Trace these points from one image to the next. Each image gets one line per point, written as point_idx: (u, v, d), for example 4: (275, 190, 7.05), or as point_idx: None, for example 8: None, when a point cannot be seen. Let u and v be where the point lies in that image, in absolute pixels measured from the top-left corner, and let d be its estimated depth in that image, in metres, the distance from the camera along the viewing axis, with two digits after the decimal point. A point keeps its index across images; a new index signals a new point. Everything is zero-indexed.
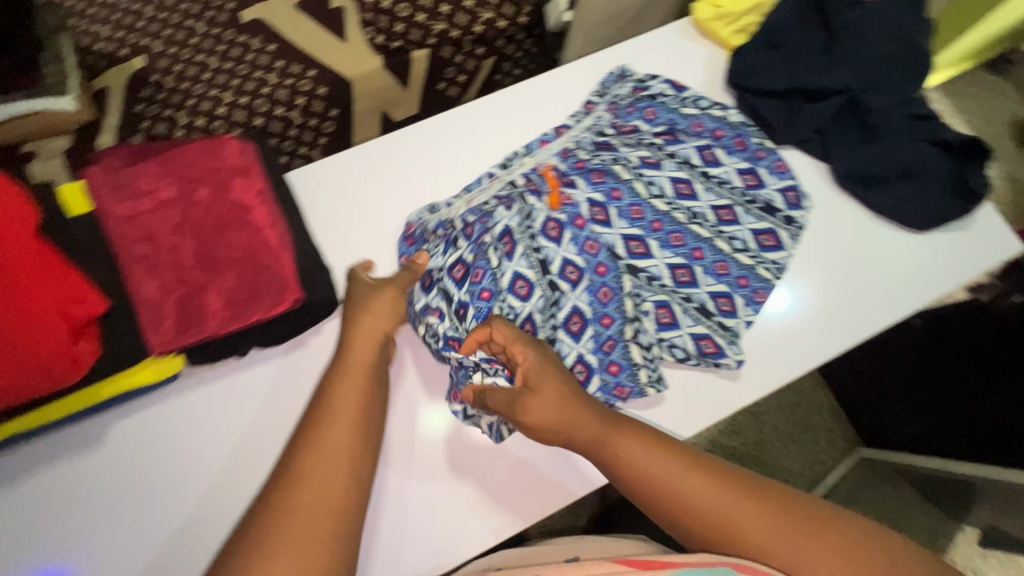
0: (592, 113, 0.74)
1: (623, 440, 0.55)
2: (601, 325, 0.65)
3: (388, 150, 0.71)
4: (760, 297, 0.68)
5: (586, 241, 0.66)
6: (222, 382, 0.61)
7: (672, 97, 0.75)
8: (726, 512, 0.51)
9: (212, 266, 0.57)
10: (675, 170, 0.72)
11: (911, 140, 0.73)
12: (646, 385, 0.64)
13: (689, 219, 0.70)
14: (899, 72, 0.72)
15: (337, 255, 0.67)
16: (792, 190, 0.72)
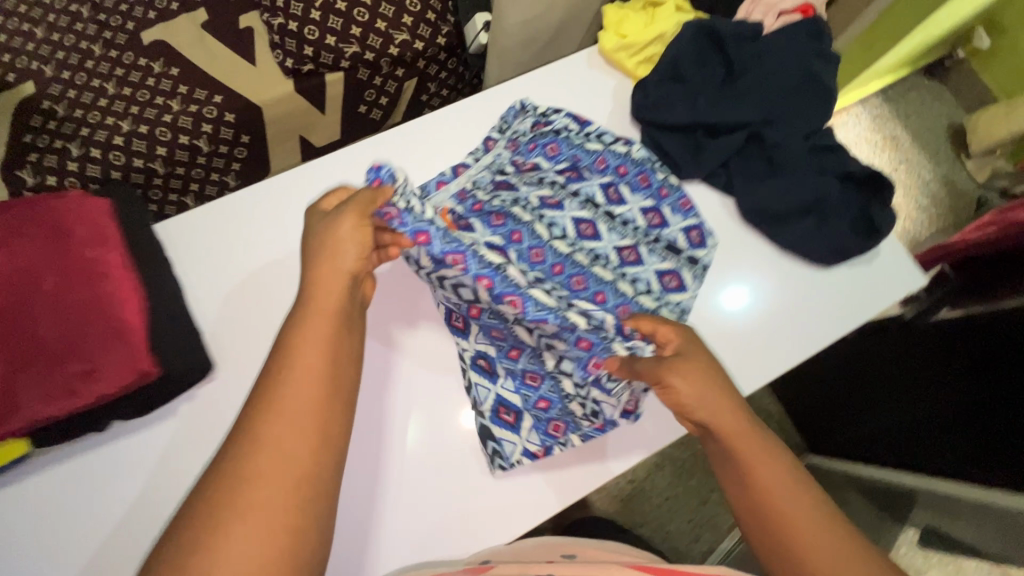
0: (493, 150, 0.71)
1: (751, 455, 0.53)
2: (509, 360, 0.66)
3: (269, 198, 0.67)
4: None
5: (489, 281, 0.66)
6: (83, 459, 0.56)
7: (576, 131, 0.73)
8: (801, 522, 0.49)
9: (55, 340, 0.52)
10: (578, 210, 0.69)
11: (815, 173, 0.72)
12: (582, 417, 0.64)
13: (591, 260, 0.67)
14: (801, 104, 0.71)
15: (215, 312, 0.63)
16: (696, 229, 0.71)
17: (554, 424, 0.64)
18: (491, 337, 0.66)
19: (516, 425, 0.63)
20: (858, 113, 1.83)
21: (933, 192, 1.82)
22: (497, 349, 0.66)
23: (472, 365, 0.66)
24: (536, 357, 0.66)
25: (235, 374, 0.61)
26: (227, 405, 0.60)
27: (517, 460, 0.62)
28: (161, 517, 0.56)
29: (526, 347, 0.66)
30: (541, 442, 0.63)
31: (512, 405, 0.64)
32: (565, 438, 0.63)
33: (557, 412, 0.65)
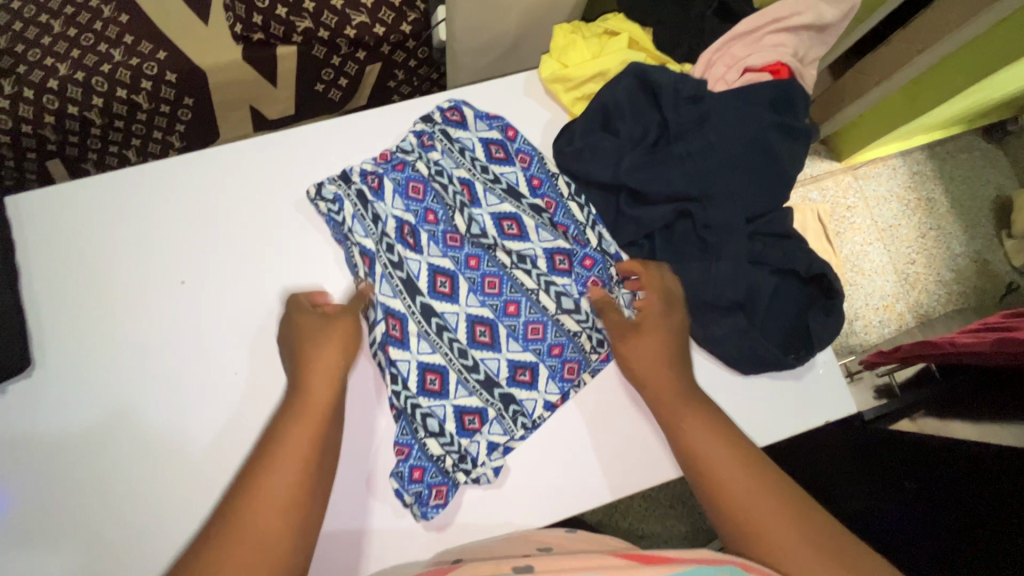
0: (401, 163, 0.63)
1: (692, 419, 0.55)
2: (509, 316, 0.61)
3: (128, 187, 0.61)
4: (568, 372, 0.61)
5: (446, 237, 0.61)
6: None
7: (480, 157, 0.64)
8: (739, 493, 0.50)
9: None
10: (498, 205, 0.63)
11: (748, 264, 0.61)
12: (590, 351, 0.61)
13: (514, 261, 0.62)
14: (746, 184, 0.60)
15: (54, 307, 0.59)
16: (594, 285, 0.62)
17: (569, 367, 0.60)
18: (487, 294, 0.61)
19: (533, 381, 0.60)
20: (896, 165, 1.57)
21: (960, 268, 1.53)
22: (490, 308, 0.60)
23: (470, 341, 0.59)
24: (535, 306, 0.61)
25: (58, 375, 0.57)
26: (45, 407, 0.56)
27: (539, 416, 0.60)
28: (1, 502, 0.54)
29: (520, 298, 0.61)
30: (558, 391, 0.60)
31: (526, 363, 0.60)
32: (579, 378, 0.61)
33: (570, 352, 0.61)
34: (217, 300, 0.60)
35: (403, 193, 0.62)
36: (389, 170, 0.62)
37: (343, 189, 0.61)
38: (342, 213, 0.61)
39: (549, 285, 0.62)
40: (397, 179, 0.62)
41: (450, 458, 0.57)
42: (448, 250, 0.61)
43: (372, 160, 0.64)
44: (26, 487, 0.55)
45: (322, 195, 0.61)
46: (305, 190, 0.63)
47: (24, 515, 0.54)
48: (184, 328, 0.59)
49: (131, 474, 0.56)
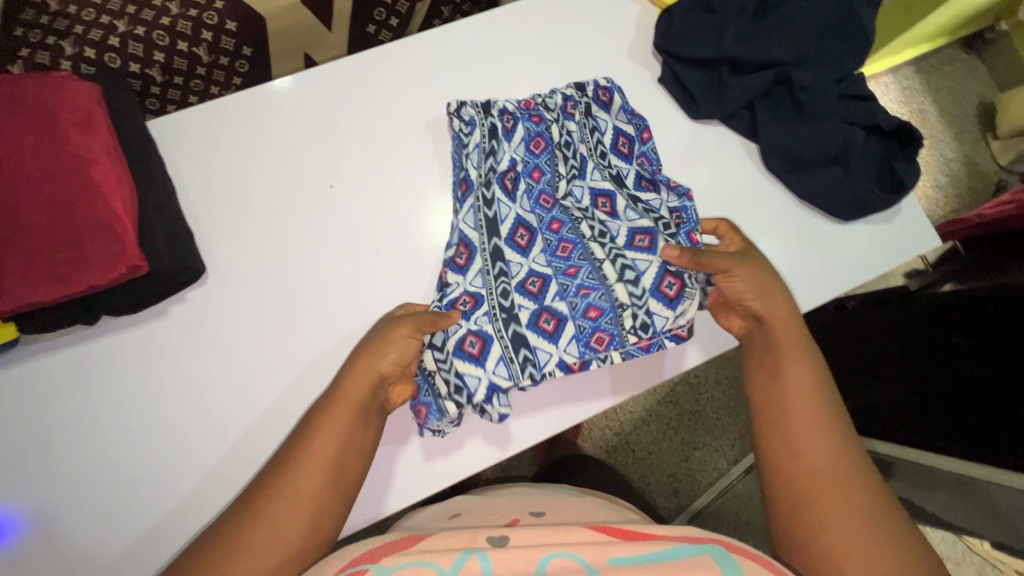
0: (540, 115, 0.66)
1: (794, 380, 0.54)
2: (566, 279, 0.62)
3: (263, 104, 0.64)
4: (595, 340, 0.61)
5: (540, 195, 0.64)
6: (131, 335, 0.59)
7: (604, 118, 0.67)
8: (822, 502, 0.48)
9: (53, 229, 0.50)
10: (599, 181, 0.66)
11: (841, 121, 0.68)
12: (628, 330, 0.61)
13: (592, 233, 0.63)
14: (835, 47, 0.67)
15: (211, 221, 0.61)
16: (669, 279, 0.61)
17: (599, 336, 0.60)
18: (556, 257, 0.62)
19: (555, 335, 0.60)
20: (886, 83, 1.64)
21: (954, 172, 1.63)
22: (552, 268, 0.62)
23: (518, 288, 0.61)
24: (596, 274, 0.61)
25: (229, 283, 0.61)
26: (222, 312, 0.60)
27: (549, 370, 0.60)
28: (200, 399, 0.58)
29: (585, 264, 0.62)
30: (579, 354, 0.60)
31: (554, 313, 0.61)
32: (607, 352, 0.61)
33: (605, 322, 0.61)
34: (365, 211, 0.64)
35: (527, 143, 0.65)
36: (526, 117, 0.66)
37: (480, 116, 0.65)
38: (470, 137, 0.64)
39: (618, 257, 0.62)
40: (530, 128, 0.65)
41: (446, 383, 0.59)
42: (537, 208, 0.64)
43: (516, 102, 0.67)
44: (217, 386, 0.59)
45: (460, 114, 0.64)
46: (443, 107, 0.68)
47: (221, 410, 0.58)
48: (340, 242, 0.63)
49: (313, 365, 0.60)
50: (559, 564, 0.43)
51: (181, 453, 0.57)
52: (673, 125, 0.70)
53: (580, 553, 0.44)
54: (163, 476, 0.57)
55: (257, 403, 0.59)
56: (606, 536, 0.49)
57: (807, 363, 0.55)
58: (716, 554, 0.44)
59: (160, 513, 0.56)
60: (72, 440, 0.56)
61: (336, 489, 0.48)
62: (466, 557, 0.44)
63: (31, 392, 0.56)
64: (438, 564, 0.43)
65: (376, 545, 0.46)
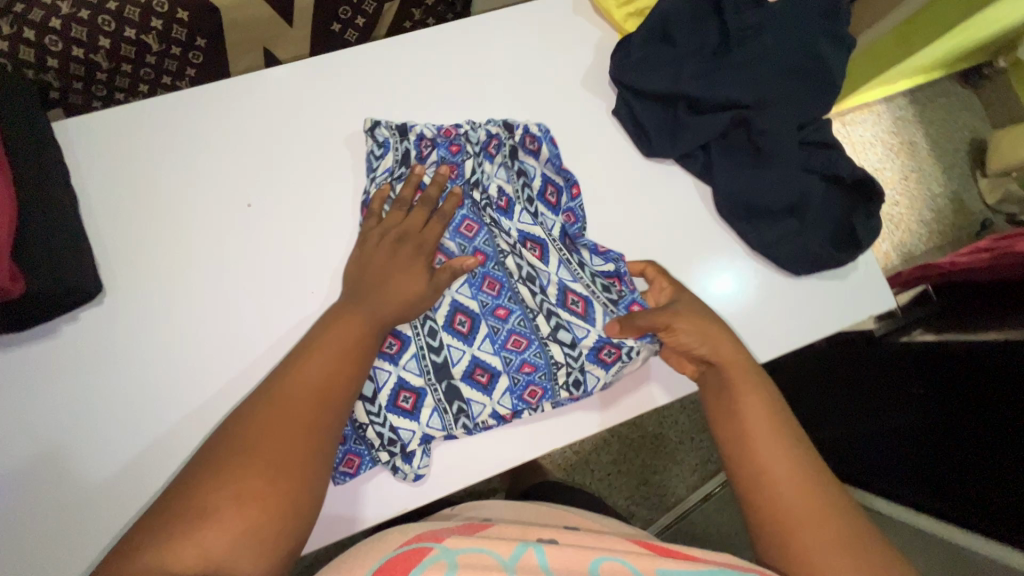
0: (461, 143, 0.63)
1: (743, 397, 0.52)
2: (497, 320, 0.59)
3: (186, 113, 0.61)
4: (530, 394, 0.58)
5: (462, 222, 0.61)
6: (15, 353, 0.54)
7: (534, 165, 0.64)
8: (812, 547, 0.45)
9: None
10: (528, 224, 0.62)
11: (800, 170, 0.64)
12: (561, 386, 0.59)
13: (520, 276, 0.61)
14: (799, 91, 0.63)
15: (116, 236, 0.58)
16: (604, 346, 0.59)
17: (532, 391, 0.58)
18: (483, 291, 0.60)
19: (489, 386, 0.58)
20: (879, 111, 1.57)
21: (939, 208, 1.55)
22: (479, 304, 0.59)
23: (446, 325, 0.59)
24: (528, 321, 0.59)
25: (130, 303, 0.57)
26: (118, 335, 0.56)
27: (482, 421, 0.58)
28: (82, 428, 0.54)
29: (516, 309, 0.59)
30: (512, 406, 0.58)
31: (489, 367, 0.58)
32: (539, 404, 0.59)
33: (540, 376, 0.58)
34: (281, 231, 0.60)
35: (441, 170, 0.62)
36: (444, 146, 0.63)
37: (395, 139, 0.62)
38: (382, 160, 0.61)
39: (551, 313, 0.60)
40: (445, 157, 0.63)
41: (376, 436, 0.56)
42: (458, 236, 0.61)
43: (436, 128, 0.64)
44: (103, 417, 0.54)
45: (374, 134, 0.62)
46: (362, 122, 0.64)
47: (104, 443, 0.54)
48: (252, 264, 0.59)
49: (207, 402, 0.56)
50: (610, 567, 0.42)
51: (59, 486, 0.53)
52: (625, 162, 0.67)
53: (630, 560, 0.43)
54: (33, 512, 0.52)
55: (141, 439, 0.54)
56: (648, 549, 0.47)
57: (762, 396, 0.53)
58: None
59: (27, 552, 0.52)
60: None
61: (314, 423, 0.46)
62: (525, 548, 0.43)
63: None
64: (498, 552, 0.43)
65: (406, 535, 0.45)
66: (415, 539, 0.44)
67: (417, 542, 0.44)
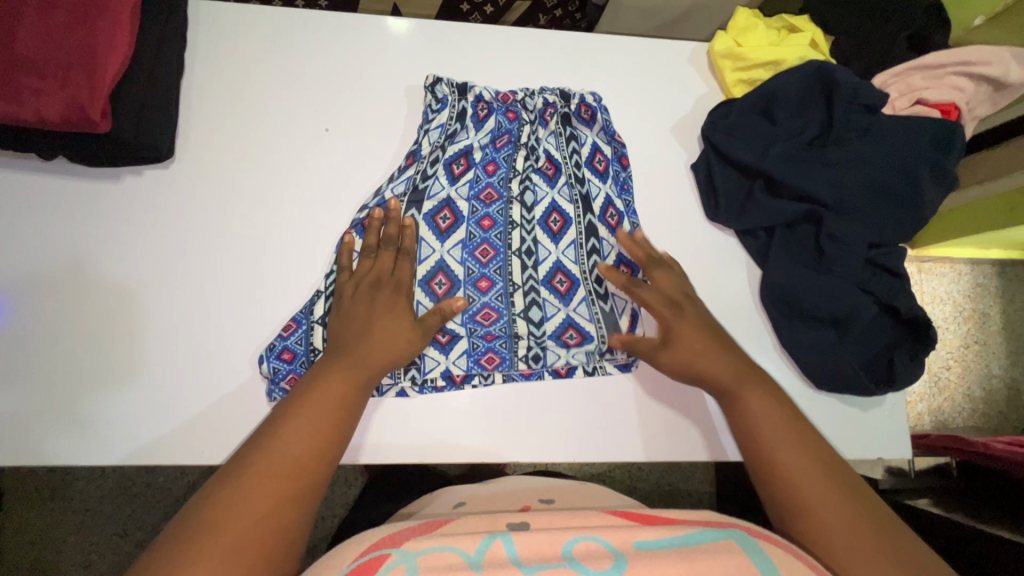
0: (515, 112, 0.65)
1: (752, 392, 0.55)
2: (476, 290, 0.61)
3: (305, 29, 0.64)
4: (487, 361, 0.59)
5: (484, 189, 0.63)
6: (79, 182, 0.58)
7: (583, 148, 0.66)
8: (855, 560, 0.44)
9: (39, 57, 0.49)
10: (566, 196, 0.64)
11: (857, 287, 0.62)
12: (520, 359, 0.60)
13: (519, 247, 0.62)
14: (877, 209, 0.61)
15: (203, 113, 0.61)
16: (569, 330, 0.61)
17: (490, 357, 0.59)
18: (475, 256, 0.61)
19: (447, 346, 0.59)
20: (962, 270, 1.49)
21: (991, 390, 1.46)
22: (464, 271, 0.61)
23: (424, 282, 0.60)
24: (504, 297, 0.61)
25: (189, 177, 0.60)
26: (165, 199, 0.59)
27: (432, 379, 0.58)
28: (104, 270, 0.57)
29: (499, 281, 0.61)
30: (465, 368, 0.59)
31: (449, 327, 0.59)
32: (491, 372, 0.59)
33: (500, 346, 0.60)
34: (348, 163, 0.63)
35: (493, 136, 0.65)
36: (501, 112, 0.65)
37: (453, 97, 0.64)
38: (437, 115, 0.63)
39: (532, 289, 0.61)
40: (501, 123, 0.65)
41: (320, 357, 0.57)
42: (475, 200, 0.63)
43: (494, 91, 0.65)
44: (128, 266, 0.58)
45: (433, 89, 0.63)
46: (423, 77, 0.65)
47: (119, 291, 0.57)
48: (310, 182, 0.62)
49: (215, 288, 0.58)
50: (584, 548, 0.41)
51: (75, 315, 0.56)
52: (686, 216, 0.66)
53: (604, 537, 0.41)
54: (39, 327, 0.56)
55: (146, 300, 0.57)
56: (627, 519, 0.45)
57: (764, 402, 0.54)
58: (741, 540, 0.41)
59: (19, 358, 0.55)
60: None
61: (302, 486, 0.45)
62: (492, 539, 0.41)
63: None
64: (463, 549, 0.40)
65: (397, 529, 0.45)
66: (372, 547, 0.41)
67: (373, 551, 0.41)
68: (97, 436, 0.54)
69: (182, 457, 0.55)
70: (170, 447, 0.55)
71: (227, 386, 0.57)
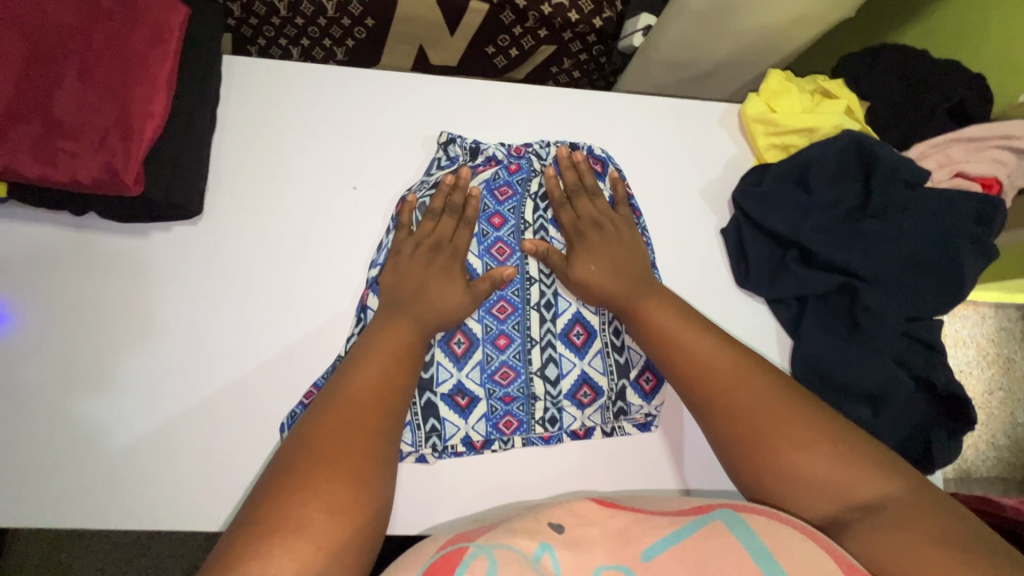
0: (523, 164, 0.64)
1: (657, 311, 0.54)
2: (494, 348, 0.59)
3: (335, 85, 0.64)
4: (505, 425, 0.58)
5: (495, 245, 0.61)
6: (107, 238, 0.58)
7: None
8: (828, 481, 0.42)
9: (74, 120, 0.49)
10: None
11: (891, 360, 0.60)
12: (537, 421, 0.58)
13: (538, 302, 0.60)
14: (915, 281, 0.59)
15: (231, 170, 0.61)
16: (588, 386, 0.59)
17: (508, 420, 0.57)
18: (492, 313, 0.59)
19: (466, 410, 0.57)
20: (986, 314, 1.45)
21: (1017, 438, 1.41)
22: (483, 328, 0.59)
23: (443, 341, 0.57)
24: (522, 355, 0.59)
25: (215, 233, 0.60)
26: (189, 255, 0.59)
27: (452, 445, 0.57)
28: (126, 326, 0.57)
29: (516, 338, 0.59)
30: (484, 433, 0.57)
31: (469, 390, 0.57)
32: (510, 437, 0.57)
33: (517, 409, 0.58)
34: (373, 221, 0.62)
35: (492, 189, 0.62)
36: (506, 164, 0.63)
37: (465, 159, 0.63)
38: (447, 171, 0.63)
39: (548, 345, 0.59)
40: (500, 174, 0.63)
41: None
42: (486, 255, 0.61)
43: (506, 147, 0.65)
44: (149, 322, 0.57)
45: (447, 148, 0.63)
46: (438, 132, 0.65)
47: (140, 348, 0.57)
48: (333, 238, 0.61)
49: (234, 346, 0.57)
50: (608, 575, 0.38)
51: (96, 371, 0.56)
52: (715, 282, 0.64)
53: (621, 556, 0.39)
54: (58, 384, 0.55)
55: (164, 356, 0.57)
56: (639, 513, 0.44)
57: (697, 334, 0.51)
58: (728, 520, 0.40)
59: (36, 415, 0.54)
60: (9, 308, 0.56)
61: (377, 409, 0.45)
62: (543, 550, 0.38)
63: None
64: (520, 547, 0.38)
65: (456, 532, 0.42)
66: (450, 543, 0.39)
67: (452, 544, 0.39)
68: (109, 497, 0.53)
69: (195, 524, 0.53)
70: (184, 511, 0.54)
71: (245, 450, 0.55)
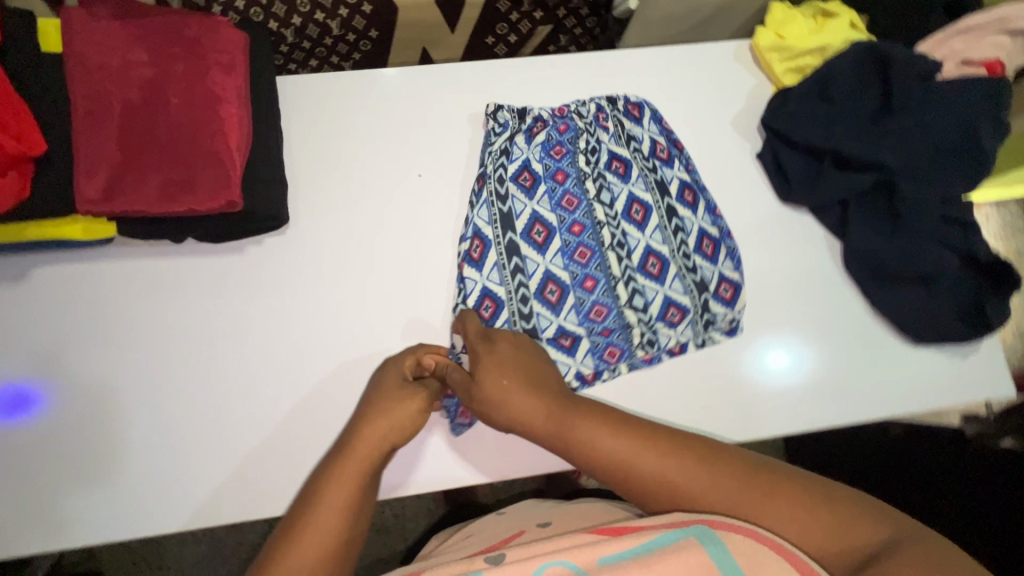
0: (570, 123, 0.69)
1: (580, 420, 0.50)
2: (583, 291, 0.64)
3: (382, 86, 0.69)
4: (609, 354, 0.63)
5: (564, 196, 0.66)
6: (208, 259, 0.63)
7: (648, 145, 0.69)
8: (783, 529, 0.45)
9: (177, 152, 0.54)
10: (641, 189, 0.67)
11: (936, 243, 0.65)
12: (637, 346, 0.63)
13: (613, 242, 0.65)
14: (942, 163, 0.64)
15: (304, 179, 0.66)
16: (676, 307, 0.65)
17: (611, 350, 0.63)
18: (574, 260, 0.64)
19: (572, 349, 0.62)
20: (988, 213, 1.47)
21: None
22: (570, 275, 0.64)
23: (537, 292, 0.63)
24: (610, 291, 0.64)
25: (304, 239, 0.64)
26: (285, 262, 0.64)
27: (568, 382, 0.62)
28: (242, 334, 0.61)
29: (601, 278, 0.64)
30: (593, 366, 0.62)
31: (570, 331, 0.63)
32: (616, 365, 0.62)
33: (616, 339, 0.63)
34: (443, 201, 0.67)
35: (548, 149, 0.68)
36: (555, 126, 0.69)
37: (514, 121, 0.68)
38: (499, 137, 0.67)
39: (631, 279, 0.64)
40: (552, 135, 0.68)
41: None
42: (559, 209, 0.66)
43: (550, 109, 0.70)
44: (262, 328, 0.62)
45: (495, 116, 0.68)
46: (484, 105, 0.70)
47: (259, 352, 0.61)
48: (410, 222, 0.66)
49: (343, 335, 0.62)
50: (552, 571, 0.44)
51: (224, 381, 0.60)
52: (761, 202, 0.70)
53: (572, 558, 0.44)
54: (194, 397, 0.59)
55: (282, 356, 0.61)
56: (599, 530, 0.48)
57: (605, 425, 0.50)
58: (699, 535, 0.44)
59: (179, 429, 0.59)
60: (133, 337, 0.60)
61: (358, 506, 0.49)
62: None
63: (106, 288, 0.61)
64: None
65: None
66: None
67: None
68: (260, 490, 0.58)
69: None
70: None
71: None
